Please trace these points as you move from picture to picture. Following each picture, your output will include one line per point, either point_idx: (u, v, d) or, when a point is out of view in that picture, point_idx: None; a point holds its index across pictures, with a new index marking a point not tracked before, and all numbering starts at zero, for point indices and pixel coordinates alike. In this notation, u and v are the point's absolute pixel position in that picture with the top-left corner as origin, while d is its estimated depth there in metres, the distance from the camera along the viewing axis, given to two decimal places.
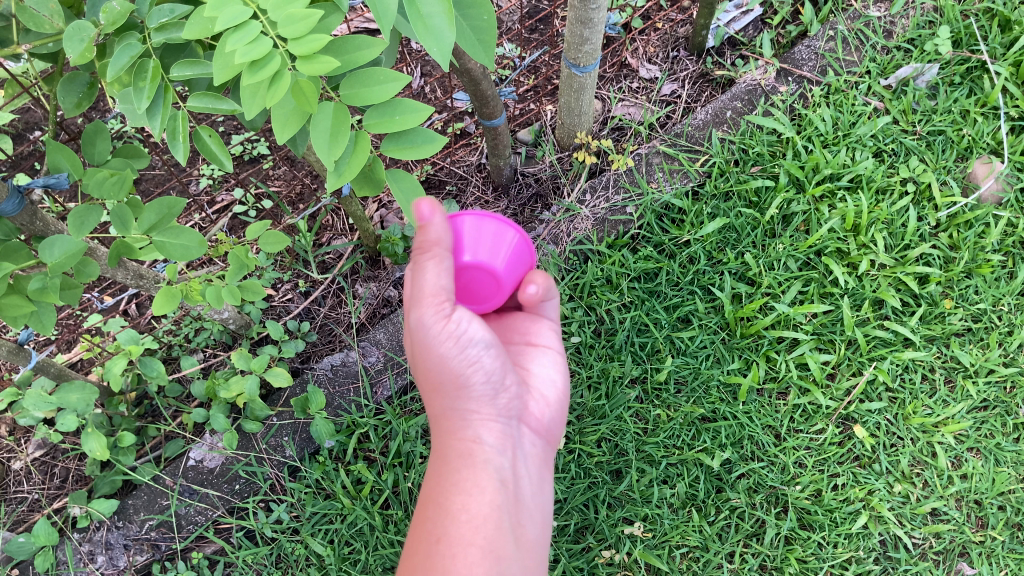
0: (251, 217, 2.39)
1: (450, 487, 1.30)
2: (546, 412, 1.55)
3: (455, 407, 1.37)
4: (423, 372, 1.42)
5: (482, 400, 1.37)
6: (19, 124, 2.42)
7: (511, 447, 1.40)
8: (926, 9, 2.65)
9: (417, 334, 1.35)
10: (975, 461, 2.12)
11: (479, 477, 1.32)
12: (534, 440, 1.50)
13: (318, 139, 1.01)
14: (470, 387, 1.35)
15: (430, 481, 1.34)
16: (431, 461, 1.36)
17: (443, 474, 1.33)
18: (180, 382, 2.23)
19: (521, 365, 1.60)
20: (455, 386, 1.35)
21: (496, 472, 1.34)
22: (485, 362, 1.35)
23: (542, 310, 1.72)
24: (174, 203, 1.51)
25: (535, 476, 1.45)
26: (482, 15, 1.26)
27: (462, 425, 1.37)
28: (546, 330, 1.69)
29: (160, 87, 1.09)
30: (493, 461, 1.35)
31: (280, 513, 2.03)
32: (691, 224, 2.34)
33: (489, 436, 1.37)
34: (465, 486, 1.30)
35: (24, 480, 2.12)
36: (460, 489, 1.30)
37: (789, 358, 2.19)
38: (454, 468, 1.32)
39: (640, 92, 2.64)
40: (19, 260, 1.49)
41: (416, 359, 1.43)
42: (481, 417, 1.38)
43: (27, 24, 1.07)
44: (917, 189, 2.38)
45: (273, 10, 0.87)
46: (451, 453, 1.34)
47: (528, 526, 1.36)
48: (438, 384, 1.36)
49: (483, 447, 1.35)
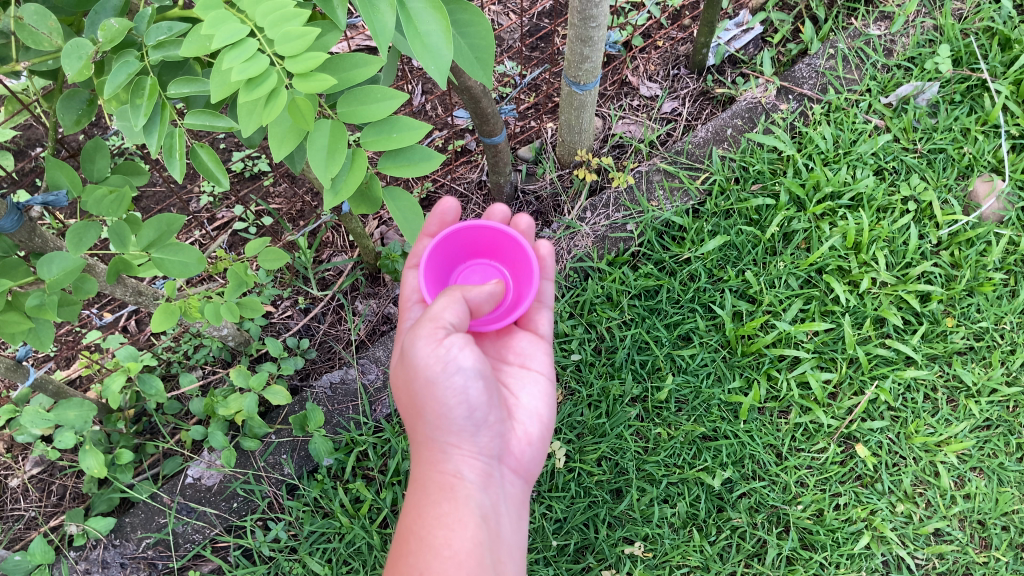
0: (251, 233, 2.38)
1: (431, 522, 1.31)
2: (530, 449, 1.57)
3: (437, 440, 1.39)
4: (407, 404, 1.44)
5: (464, 434, 1.40)
6: (21, 141, 2.43)
7: (490, 485, 1.42)
8: (926, 27, 2.66)
9: (406, 363, 1.38)
10: (978, 481, 2.10)
11: (459, 512, 1.34)
12: (513, 479, 1.52)
13: (315, 156, 1.01)
14: (453, 421, 1.38)
15: (409, 514, 1.35)
16: (411, 495, 1.38)
17: (423, 509, 1.34)
18: (179, 399, 2.22)
19: (511, 393, 1.62)
20: (437, 419, 1.38)
21: (477, 507, 1.36)
22: (470, 394, 1.37)
23: (538, 328, 1.79)
24: (173, 220, 1.51)
25: (514, 514, 1.47)
26: (480, 33, 1.26)
27: (442, 459, 1.39)
28: (541, 355, 1.73)
29: (157, 104, 1.09)
30: (473, 497, 1.37)
31: (277, 531, 2.02)
32: (692, 241, 2.34)
33: (469, 473, 1.40)
34: (446, 521, 1.31)
35: (21, 498, 2.11)
36: (439, 522, 1.31)
37: (790, 376, 2.18)
38: (434, 502, 1.34)
39: (641, 109, 2.64)
40: (16, 276, 1.49)
41: (402, 391, 1.45)
42: (462, 451, 1.40)
43: (25, 42, 1.07)
44: (919, 208, 2.38)
45: (270, 27, 0.87)
46: (431, 486, 1.36)
47: (507, 563, 1.37)
48: (422, 413, 1.39)
49: (463, 482, 1.38)
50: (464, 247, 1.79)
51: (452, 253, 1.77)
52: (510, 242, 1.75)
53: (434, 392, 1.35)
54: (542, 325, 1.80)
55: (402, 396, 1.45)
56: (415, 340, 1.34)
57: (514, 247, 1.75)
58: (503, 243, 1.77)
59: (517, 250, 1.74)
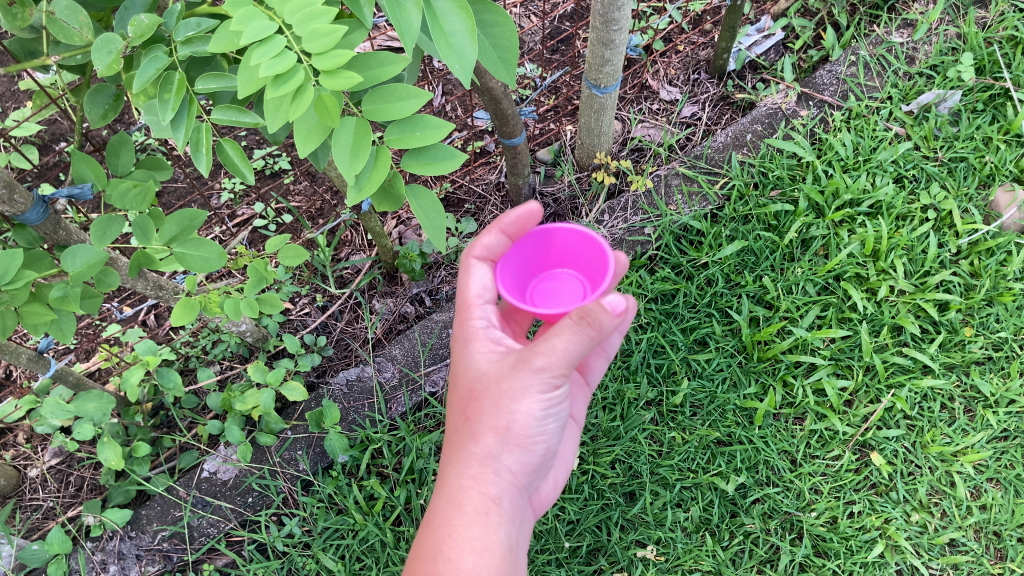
0: (271, 231, 2.40)
1: (460, 545, 1.31)
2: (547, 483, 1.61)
3: (495, 460, 1.36)
4: (468, 413, 1.38)
5: (520, 461, 1.40)
6: (45, 135, 2.45)
7: (517, 513, 1.42)
8: (948, 36, 2.65)
9: (500, 378, 1.34)
10: (995, 491, 2.09)
11: (492, 540, 1.33)
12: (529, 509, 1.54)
13: (340, 153, 1.01)
14: (519, 449, 1.38)
15: (439, 525, 1.34)
16: (442, 503, 1.35)
17: (452, 527, 1.32)
18: (196, 394, 2.23)
19: None
20: (507, 443, 1.36)
21: (506, 537, 1.36)
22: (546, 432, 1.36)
23: (588, 373, 1.81)
24: (195, 215, 1.52)
25: (524, 539, 1.49)
26: (505, 34, 1.27)
27: (488, 481, 1.36)
28: (576, 400, 1.76)
29: (184, 99, 1.10)
30: (505, 525, 1.36)
31: (292, 526, 2.03)
32: (709, 246, 2.34)
33: (507, 502, 1.38)
34: (477, 548, 1.31)
35: (40, 488, 2.14)
36: (470, 546, 1.31)
37: (806, 383, 2.17)
38: (466, 523, 1.32)
39: (660, 113, 2.64)
40: (41, 268, 1.52)
41: (467, 394, 1.39)
42: (508, 478, 1.38)
43: (57, 37, 1.09)
44: (938, 216, 2.37)
45: (297, 25, 0.88)
46: (469, 505, 1.34)
47: None
48: (496, 432, 1.34)
49: (499, 508, 1.37)
50: (534, 251, 1.63)
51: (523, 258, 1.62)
52: (589, 249, 1.60)
53: (520, 420, 1.33)
54: (591, 372, 1.82)
55: (468, 400, 1.38)
56: (529, 372, 1.29)
57: (599, 257, 1.59)
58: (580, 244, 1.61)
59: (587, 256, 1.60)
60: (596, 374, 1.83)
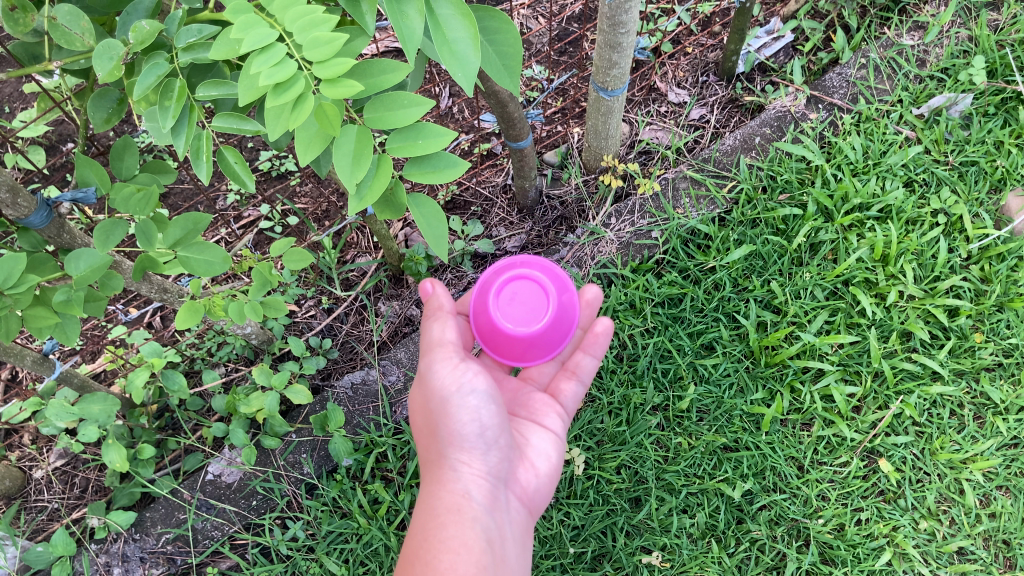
0: (277, 233, 2.39)
1: (437, 546, 1.29)
2: (536, 480, 1.61)
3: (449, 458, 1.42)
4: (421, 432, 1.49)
5: (474, 454, 1.44)
6: (52, 136, 2.46)
7: (495, 512, 1.41)
8: (960, 38, 2.62)
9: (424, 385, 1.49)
10: (1005, 499, 2.07)
11: (462, 532, 1.32)
12: (519, 508, 1.54)
13: (341, 162, 1.00)
14: (465, 441, 1.43)
15: (417, 534, 1.33)
16: (417, 517, 1.37)
17: (428, 532, 1.33)
18: (201, 396, 2.23)
19: (522, 437, 1.66)
20: (455, 439, 1.43)
21: (481, 531, 1.34)
22: (482, 415, 1.44)
23: (561, 397, 1.81)
24: (199, 219, 1.52)
25: (519, 545, 1.45)
26: (509, 40, 1.26)
27: (452, 480, 1.40)
28: (554, 416, 1.75)
29: (185, 106, 1.09)
30: (479, 521, 1.36)
31: (296, 530, 2.03)
32: (717, 249, 2.32)
33: (478, 496, 1.40)
34: (449, 542, 1.30)
35: (45, 489, 2.14)
36: (444, 543, 1.30)
37: (814, 389, 2.16)
38: (441, 524, 1.33)
39: (668, 115, 2.62)
40: (46, 271, 1.52)
41: (421, 422, 1.52)
42: (470, 474, 1.42)
43: (58, 42, 1.08)
44: (949, 221, 2.34)
45: (298, 33, 0.87)
46: (440, 506, 1.36)
47: None
48: (437, 430, 1.45)
49: (470, 504, 1.38)
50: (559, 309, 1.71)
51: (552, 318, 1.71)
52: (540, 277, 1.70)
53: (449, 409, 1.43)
54: (566, 397, 1.81)
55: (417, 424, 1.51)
56: (434, 362, 1.47)
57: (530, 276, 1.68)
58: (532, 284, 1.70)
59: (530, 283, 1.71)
60: (574, 398, 1.83)
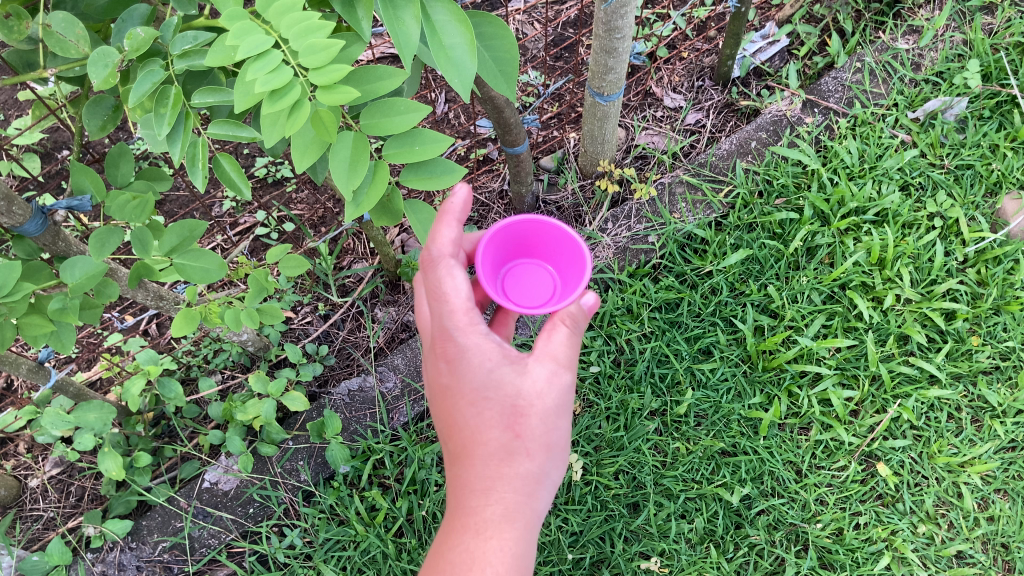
0: (273, 239, 2.39)
1: (516, 564, 1.19)
2: None
3: (544, 479, 1.27)
4: (506, 416, 1.22)
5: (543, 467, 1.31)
6: (48, 143, 2.45)
7: None
8: (955, 42, 2.63)
9: (545, 381, 1.25)
10: (1002, 503, 2.07)
11: (529, 553, 1.24)
12: None
13: (338, 169, 1.00)
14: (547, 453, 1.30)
15: (492, 540, 1.19)
16: (491, 515, 1.20)
17: (506, 543, 1.19)
18: (197, 403, 2.22)
19: None
20: (554, 461, 1.27)
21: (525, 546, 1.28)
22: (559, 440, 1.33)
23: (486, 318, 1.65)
24: (195, 226, 1.52)
25: None
26: (504, 47, 1.26)
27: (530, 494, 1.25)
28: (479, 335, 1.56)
29: (180, 113, 1.09)
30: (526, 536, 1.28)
31: (293, 538, 2.02)
32: (714, 254, 2.32)
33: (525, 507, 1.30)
34: (524, 563, 1.20)
35: (40, 498, 2.13)
36: (519, 565, 1.20)
37: (811, 394, 2.16)
38: (518, 541, 1.21)
39: (664, 121, 2.63)
40: (40, 280, 1.51)
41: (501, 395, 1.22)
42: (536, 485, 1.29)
43: (53, 49, 1.08)
44: (945, 224, 2.35)
45: (294, 38, 0.87)
46: (520, 520, 1.22)
47: None
48: (548, 450, 1.25)
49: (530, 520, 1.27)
50: (522, 241, 1.63)
51: (506, 244, 1.61)
52: (577, 257, 1.60)
53: (557, 428, 1.26)
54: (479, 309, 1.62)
55: (512, 414, 1.22)
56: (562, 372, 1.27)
57: (581, 268, 1.60)
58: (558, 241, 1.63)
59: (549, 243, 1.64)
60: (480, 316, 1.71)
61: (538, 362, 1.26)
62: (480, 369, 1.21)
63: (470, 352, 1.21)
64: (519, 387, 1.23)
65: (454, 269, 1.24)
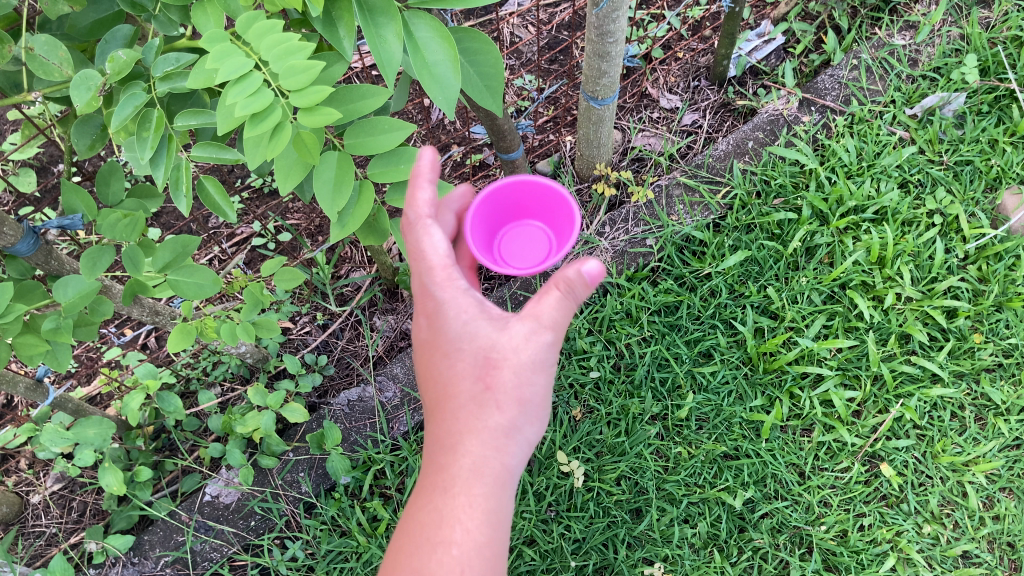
0: (270, 249, 2.39)
1: (480, 518, 1.17)
2: None
3: (523, 437, 1.22)
4: (478, 371, 1.19)
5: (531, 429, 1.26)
6: (43, 158, 2.44)
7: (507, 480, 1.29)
8: (952, 37, 2.61)
9: (520, 338, 1.19)
10: (1008, 501, 2.05)
11: (503, 512, 1.20)
12: None
13: (322, 189, 0.99)
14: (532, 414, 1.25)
15: (459, 493, 1.17)
16: (461, 467, 1.19)
17: (474, 496, 1.17)
18: (197, 416, 2.22)
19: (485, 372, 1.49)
20: (532, 420, 1.23)
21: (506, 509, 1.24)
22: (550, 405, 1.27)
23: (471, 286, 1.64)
24: (188, 241, 1.51)
25: None
26: (490, 61, 1.25)
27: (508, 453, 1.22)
28: None
29: (162, 137, 1.08)
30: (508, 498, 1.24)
31: (296, 550, 2.01)
32: (713, 256, 2.31)
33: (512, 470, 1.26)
34: (490, 521, 1.17)
35: (43, 514, 2.13)
36: (484, 520, 1.17)
37: (813, 395, 2.15)
38: (488, 497, 1.18)
39: (661, 122, 2.61)
40: (34, 299, 1.51)
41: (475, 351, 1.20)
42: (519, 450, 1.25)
43: (36, 73, 1.07)
44: (945, 221, 2.33)
45: (274, 60, 0.86)
46: (490, 475, 1.19)
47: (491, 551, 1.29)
48: (524, 407, 1.21)
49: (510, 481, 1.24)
50: (503, 201, 1.60)
51: (490, 209, 1.57)
52: (560, 202, 1.58)
53: (533, 387, 1.21)
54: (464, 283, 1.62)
55: (483, 366, 1.20)
56: (540, 331, 1.20)
57: (567, 213, 1.59)
58: (541, 195, 1.60)
59: (534, 195, 1.60)
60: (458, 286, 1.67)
61: (520, 317, 1.20)
62: (454, 321, 1.21)
63: (444, 306, 1.22)
64: (493, 340, 1.19)
65: (433, 228, 1.23)
